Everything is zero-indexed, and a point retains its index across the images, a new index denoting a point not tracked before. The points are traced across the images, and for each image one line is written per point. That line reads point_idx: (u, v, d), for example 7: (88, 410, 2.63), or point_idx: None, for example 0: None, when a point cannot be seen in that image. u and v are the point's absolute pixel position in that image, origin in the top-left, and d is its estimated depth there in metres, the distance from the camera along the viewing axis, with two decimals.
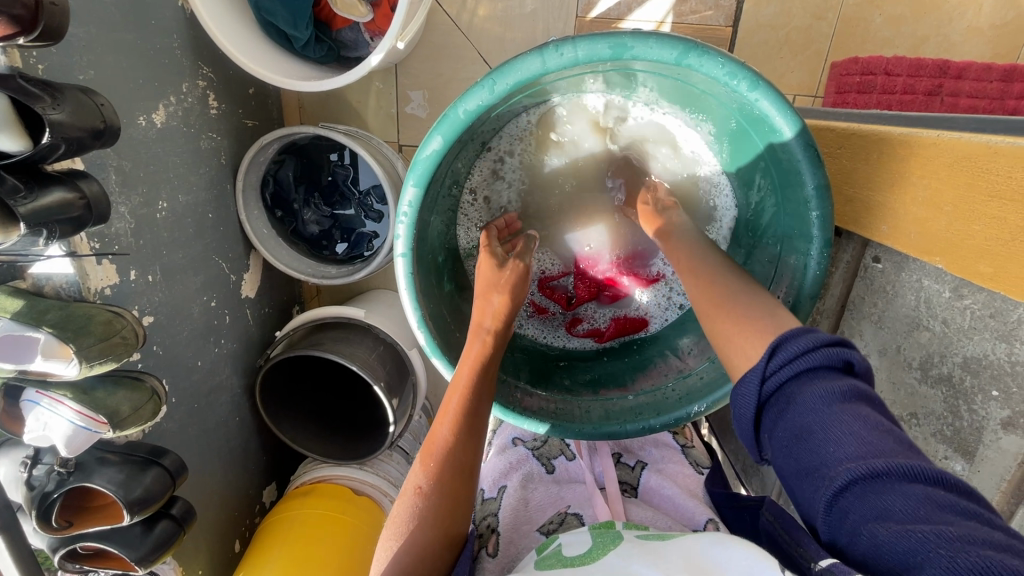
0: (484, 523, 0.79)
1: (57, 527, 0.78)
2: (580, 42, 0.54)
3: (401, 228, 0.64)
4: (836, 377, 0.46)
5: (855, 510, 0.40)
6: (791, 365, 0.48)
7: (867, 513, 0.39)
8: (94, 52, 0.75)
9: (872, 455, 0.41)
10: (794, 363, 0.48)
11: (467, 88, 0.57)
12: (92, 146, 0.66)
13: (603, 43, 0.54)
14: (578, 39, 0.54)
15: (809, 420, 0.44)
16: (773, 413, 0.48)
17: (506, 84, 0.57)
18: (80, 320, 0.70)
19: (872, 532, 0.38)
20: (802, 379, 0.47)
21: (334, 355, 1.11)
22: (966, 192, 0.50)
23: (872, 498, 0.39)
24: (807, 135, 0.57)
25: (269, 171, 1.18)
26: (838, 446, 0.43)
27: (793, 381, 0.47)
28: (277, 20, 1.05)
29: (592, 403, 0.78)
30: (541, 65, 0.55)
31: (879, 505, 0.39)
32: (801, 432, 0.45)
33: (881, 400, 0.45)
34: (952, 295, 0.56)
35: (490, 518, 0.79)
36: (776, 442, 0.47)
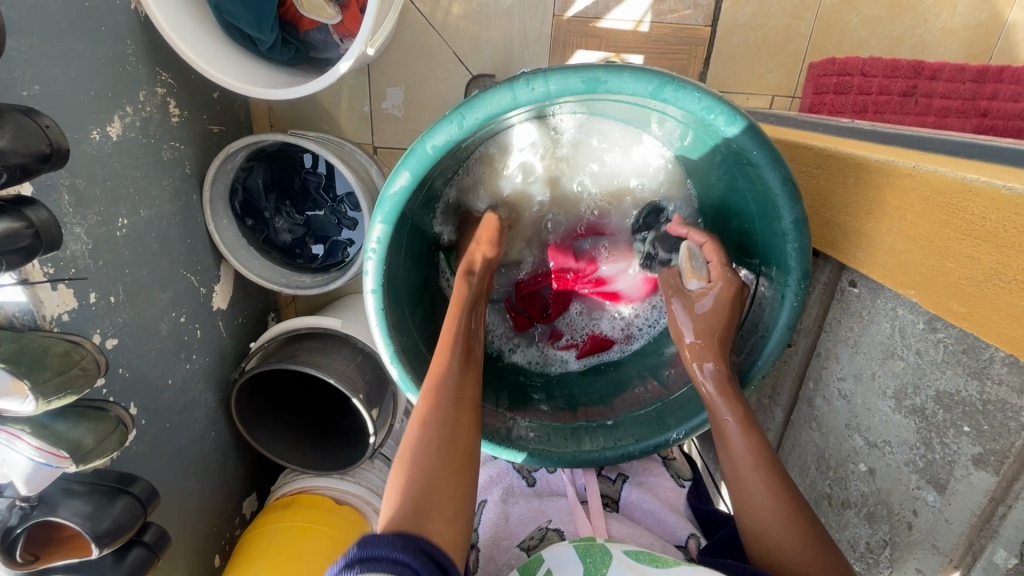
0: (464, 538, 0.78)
1: (23, 562, 0.75)
2: (551, 76, 0.52)
3: (370, 263, 0.62)
4: None
5: None
6: None
7: None
8: (39, 65, 0.70)
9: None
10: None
11: (435, 121, 0.55)
12: (39, 170, 0.62)
13: (575, 77, 0.52)
14: (549, 73, 0.52)
15: None
16: None
17: (475, 119, 0.55)
18: (36, 352, 0.67)
19: None
20: None
21: (311, 369, 1.09)
22: (940, 227, 0.50)
23: None
24: (785, 170, 0.56)
25: (237, 179, 1.14)
26: None
27: None
28: (240, 23, 1.00)
29: (572, 427, 0.77)
30: (511, 99, 0.53)
31: None
32: None
33: None
34: (926, 327, 0.57)
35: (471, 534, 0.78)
36: None
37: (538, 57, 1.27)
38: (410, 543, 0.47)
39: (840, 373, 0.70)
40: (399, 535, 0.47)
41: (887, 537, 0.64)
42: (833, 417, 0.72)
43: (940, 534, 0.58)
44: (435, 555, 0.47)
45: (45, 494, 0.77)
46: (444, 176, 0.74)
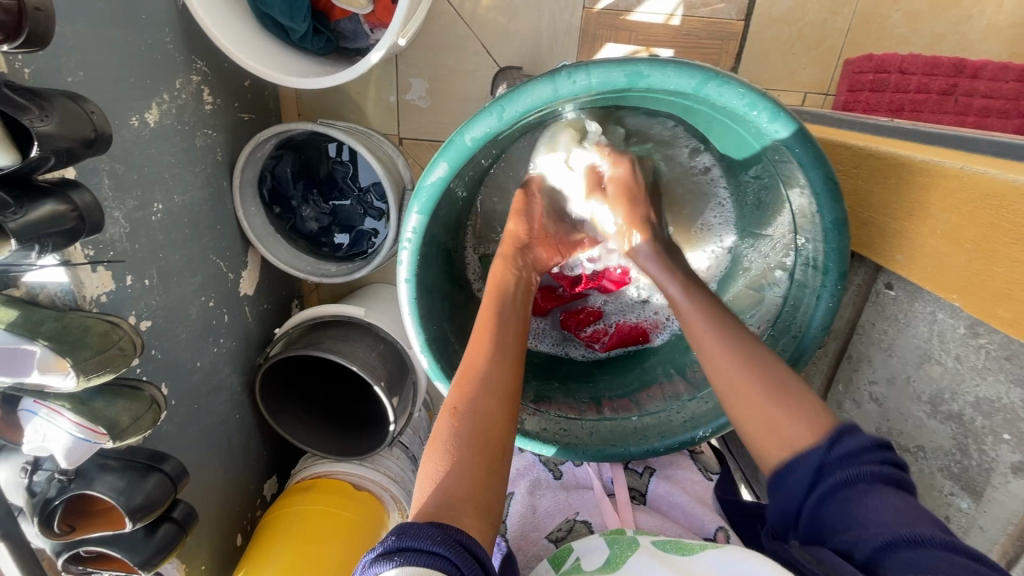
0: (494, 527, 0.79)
1: (59, 533, 0.78)
2: (593, 69, 0.52)
3: (404, 254, 0.62)
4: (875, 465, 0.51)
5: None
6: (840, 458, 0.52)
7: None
8: (83, 53, 0.72)
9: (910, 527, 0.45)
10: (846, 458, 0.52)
11: (474, 113, 0.55)
12: (84, 155, 0.64)
13: (618, 70, 0.51)
14: (591, 66, 0.52)
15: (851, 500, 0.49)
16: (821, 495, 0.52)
17: (515, 111, 0.54)
18: (77, 332, 0.69)
19: None
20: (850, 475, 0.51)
21: (336, 356, 1.11)
22: (988, 230, 0.49)
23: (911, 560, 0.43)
24: (828, 169, 0.55)
25: (266, 167, 1.16)
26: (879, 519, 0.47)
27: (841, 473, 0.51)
28: (273, 12, 1.01)
29: (596, 422, 0.77)
30: (552, 92, 0.53)
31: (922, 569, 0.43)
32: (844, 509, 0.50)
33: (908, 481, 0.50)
34: (967, 332, 0.56)
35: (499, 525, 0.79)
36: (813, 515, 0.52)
37: (567, 50, 1.26)
38: (449, 535, 0.46)
39: (872, 377, 0.69)
40: (434, 525, 0.47)
41: None
42: (863, 420, 0.71)
43: (973, 542, 0.57)
44: (469, 546, 0.47)
45: (82, 468, 0.80)
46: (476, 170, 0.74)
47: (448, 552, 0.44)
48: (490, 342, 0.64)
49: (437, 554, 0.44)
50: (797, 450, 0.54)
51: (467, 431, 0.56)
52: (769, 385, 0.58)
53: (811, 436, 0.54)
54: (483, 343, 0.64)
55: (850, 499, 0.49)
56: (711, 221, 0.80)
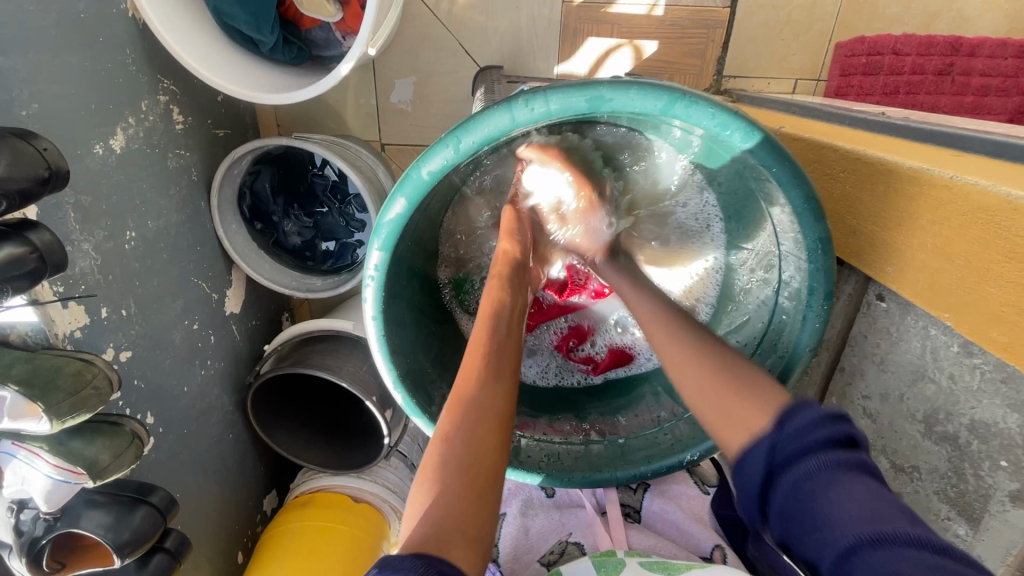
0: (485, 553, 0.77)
1: (49, 571, 0.77)
2: (551, 95, 0.49)
3: (369, 291, 0.60)
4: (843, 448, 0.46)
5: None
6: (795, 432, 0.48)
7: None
8: (37, 83, 0.69)
9: (876, 521, 0.40)
10: (801, 437, 0.47)
11: (429, 146, 0.52)
12: (39, 194, 0.61)
13: (578, 96, 0.49)
14: (549, 92, 0.49)
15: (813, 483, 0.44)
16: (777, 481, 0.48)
17: (473, 141, 0.52)
18: (48, 373, 0.67)
19: None
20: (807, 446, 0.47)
21: (322, 372, 1.09)
22: (979, 247, 0.47)
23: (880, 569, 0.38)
24: (807, 187, 0.52)
25: (245, 184, 1.13)
26: (843, 510, 0.42)
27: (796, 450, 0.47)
28: (239, 25, 0.97)
29: (582, 446, 0.75)
30: (510, 120, 0.50)
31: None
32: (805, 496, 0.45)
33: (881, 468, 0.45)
34: (961, 351, 0.53)
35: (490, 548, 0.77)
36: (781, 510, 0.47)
37: (547, 46, 1.22)
38: (432, 565, 0.40)
39: (865, 391, 0.67)
40: (417, 555, 0.41)
41: None
42: None
43: None
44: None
45: (68, 505, 0.79)
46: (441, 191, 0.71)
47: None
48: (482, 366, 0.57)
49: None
50: (755, 436, 0.51)
51: (459, 458, 0.49)
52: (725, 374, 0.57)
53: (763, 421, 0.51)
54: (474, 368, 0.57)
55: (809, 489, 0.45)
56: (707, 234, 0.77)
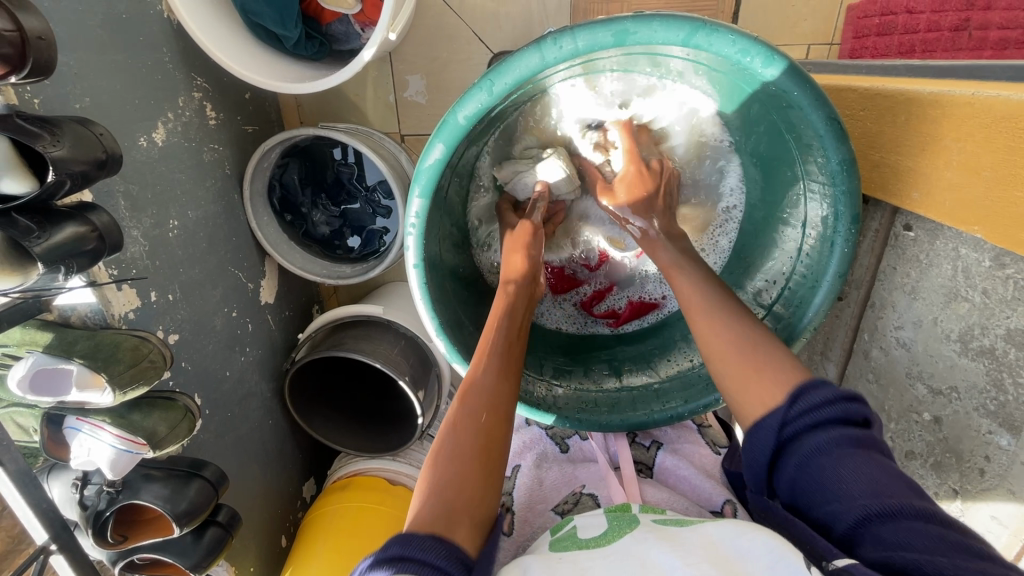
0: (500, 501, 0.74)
1: (113, 542, 0.82)
2: (579, 32, 0.52)
3: (410, 239, 0.63)
4: (850, 427, 0.50)
5: (876, 536, 0.44)
6: (809, 413, 0.51)
7: (887, 539, 0.43)
8: (87, 79, 0.74)
9: (882, 496, 0.45)
10: (813, 413, 0.51)
11: (464, 91, 0.56)
12: (97, 176, 0.66)
13: (604, 31, 0.52)
14: (577, 29, 0.52)
15: (821, 459, 0.49)
16: (789, 458, 0.52)
17: (504, 84, 0.55)
18: (108, 348, 0.72)
19: (882, 541, 0.43)
20: (817, 430, 0.50)
21: (357, 355, 1.12)
22: (1006, 155, 0.48)
23: (888, 526, 0.43)
24: (831, 109, 0.55)
25: (274, 176, 1.18)
26: (850, 483, 0.47)
27: (810, 431, 0.50)
28: (265, 22, 1.02)
29: (617, 394, 0.78)
30: (539, 60, 0.53)
31: (891, 532, 0.43)
32: (818, 475, 0.49)
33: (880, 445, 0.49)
34: (993, 264, 0.55)
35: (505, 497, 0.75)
36: (794, 482, 0.51)
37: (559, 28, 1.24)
38: (457, 556, 0.45)
39: (898, 322, 0.68)
40: (436, 537, 0.46)
41: (956, 487, 0.62)
42: (892, 368, 0.69)
43: (1014, 480, 0.55)
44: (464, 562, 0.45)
45: (128, 479, 0.83)
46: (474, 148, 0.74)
47: (449, 566, 0.44)
48: (497, 354, 0.61)
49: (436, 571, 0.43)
50: (766, 409, 0.53)
51: (472, 440, 0.53)
52: (755, 352, 0.55)
53: (778, 396, 0.53)
54: (491, 353, 0.61)
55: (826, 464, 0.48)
56: (723, 182, 0.79)
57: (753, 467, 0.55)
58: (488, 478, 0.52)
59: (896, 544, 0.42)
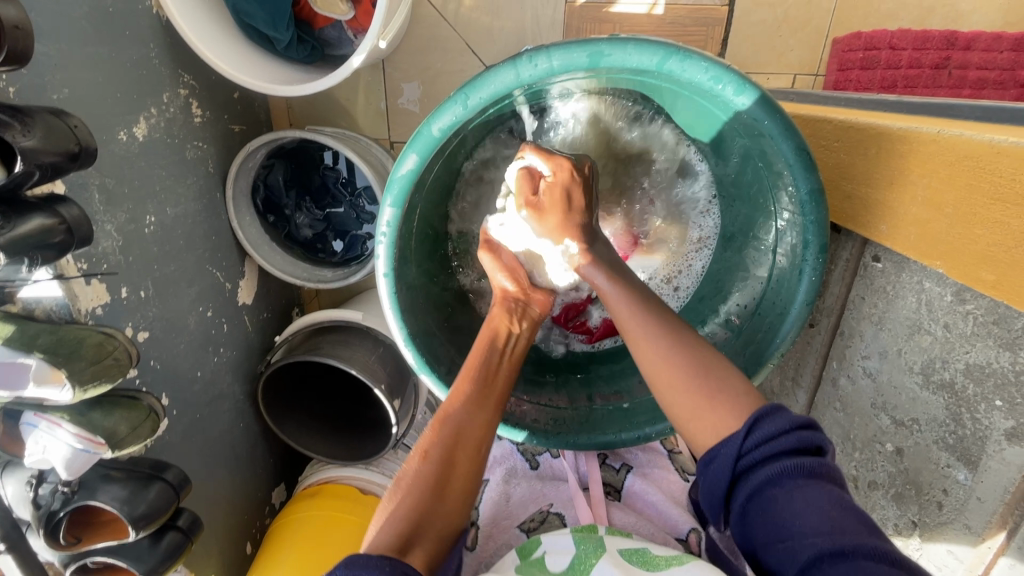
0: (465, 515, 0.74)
1: (65, 544, 0.79)
2: (554, 51, 0.52)
3: (380, 248, 0.63)
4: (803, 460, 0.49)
5: None
6: (761, 448, 0.50)
7: None
8: (68, 70, 0.73)
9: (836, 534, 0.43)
10: (766, 446, 0.50)
11: (439, 104, 0.56)
12: (69, 168, 0.65)
13: (579, 51, 0.52)
14: (552, 48, 0.53)
15: (777, 494, 0.48)
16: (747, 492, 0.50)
17: (480, 97, 0.56)
18: (71, 344, 0.70)
19: None
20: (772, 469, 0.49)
21: (334, 360, 1.11)
22: (966, 194, 0.50)
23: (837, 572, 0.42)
24: (799, 140, 0.56)
25: (259, 176, 1.17)
26: (803, 520, 0.46)
27: (764, 468, 0.50)
28: (256, 22, 1.02)
29: (587, 411, 0.77)
30: (515, 76, 0.54)
31: None
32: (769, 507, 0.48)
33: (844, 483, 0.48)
34: (954, 299, 0.55)
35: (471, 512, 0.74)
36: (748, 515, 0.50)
37: None
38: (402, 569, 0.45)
39: (864, 352, 0.68)
40: (386, 557, 0.46)
41: (916, 517, 0.63)
42: (857, 397, 0.70)
43: (971, 512, 0.57)
44: None
45: (85, 479, 0.81)
46: (453, 158, 0.74)
47: None
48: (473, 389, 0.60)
49: None
50: (722, 439, 0.52)
51: (432, 478, 0.53)
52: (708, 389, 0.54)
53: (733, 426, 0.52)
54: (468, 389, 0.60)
55: (779, 497, 0.48)
56: (696, 205, 0.80)
57: (710, 482, 0.53)
58: (450, 510, 0.53)
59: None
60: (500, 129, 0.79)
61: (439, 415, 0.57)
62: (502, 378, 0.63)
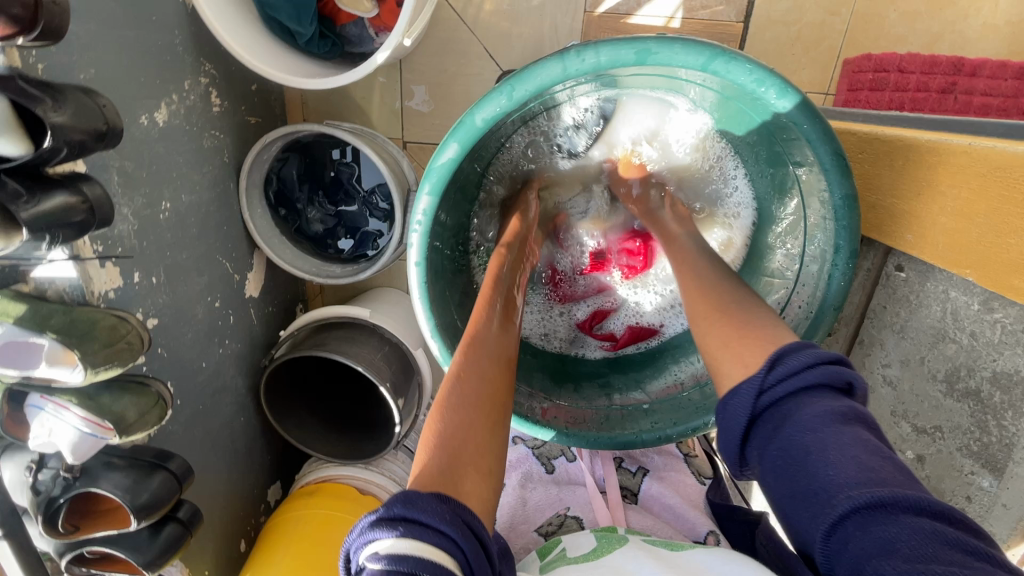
0: None
1: (63, 532, 0.78)
2: (602, 47, 0.53)
3: (415, 237, 0.64)
4: (834, 398, 0.49)
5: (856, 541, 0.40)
6: (788, 382, 0.50)
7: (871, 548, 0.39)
8: (95, 51, 0.73)
9: (872, 479, 0.42)
10: (791, 380, 0.50)
11: (484, 95, 0.57)
12: (94, 148, 0.64)
13: (626, 49, 0.53)
14: (600, 45, 0.53)
15: (807, 439, 0.46)
16: (769, 431, 0.50)
17: (524, 91, 0.56)
18: (84, 325, 0.70)
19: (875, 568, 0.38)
20: (799, 399, 0.49)
21: (340, 356, 1.10)
22: (1000, 206, 0.51)
23: (873, 528, 0.40)
24: (836, 144, 0.57)
25: (273, 169, 1.18)
26: (836, 468, 0.44)
27: (789, 400, 0.50)
28: (281, 15, 1.03)
29: (607, 411, 0.77)
30: (561, 70, 0.54)
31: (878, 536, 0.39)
32: (797, 449, 0.47)
33: (874, 422, 0.47)
34: (981, 308, 0.56)
35: None
36: (768, 458, 0.50)
37: None
38: (460, 516, 0.42)
39: (885, 360, 0.69)
40: (442, 500, 0.42)
41: None
42: (876, 405, 0.71)
43: (995, 520, 0.57)
44: (475, 526, 0.42)
45: (88, 465, 0.79)
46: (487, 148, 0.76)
47: (454, 528, 0.40)
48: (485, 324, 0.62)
49: (443, 531, 0.40)
50: (744, 378, 0.53)
51: (467, 408, 0.52)
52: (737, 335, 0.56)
53: (758, 361, 0.53)
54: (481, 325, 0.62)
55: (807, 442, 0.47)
56: (725, 210, 0.81)
57: (730, 422, 0.53)
58: (488, 434, 0.52)
59: (878, 537, 0.39)
60: (534, 122, 0.81)
61: (458, 352, 0.58)
62: (510, 316, 0.66)
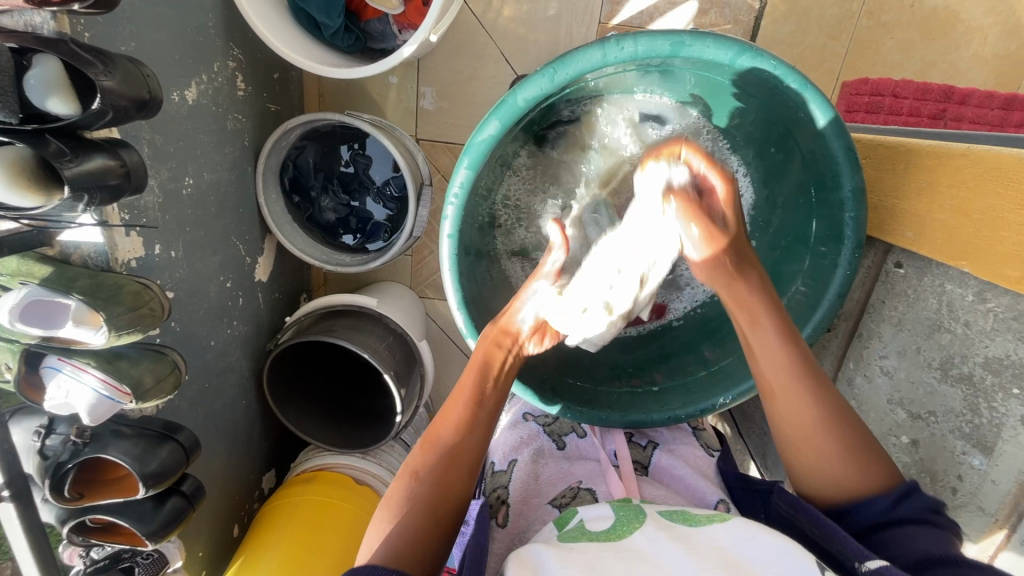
0: (494, 493, 0.76)
1: (70, 497, 0.77)
2: (640, 38, 0.61)
3: (451, 209, 0.70)
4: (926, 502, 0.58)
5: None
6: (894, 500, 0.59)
7: None
8: (136, 25, 0.75)
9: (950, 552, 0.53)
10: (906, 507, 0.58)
11: (528, 76, 0.64)
12: (135, 117, 0.66)
13: (662, 40, 0.61)
14: (639, 36, 0.61)
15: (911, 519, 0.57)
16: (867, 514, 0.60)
17: (566, 74, 0.64)
18: (110, 289, 0.71)
19: None
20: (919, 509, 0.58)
21: (345, 342, 1.11)
22: (996, 202, 0.57)
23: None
24: (847, 140, 0.66)
25: (290, 156, 1.21)
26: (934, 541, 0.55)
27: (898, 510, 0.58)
28: (310, 7, 1.06)
29: (619, 393, 0.84)
30: (602, 57, 0.62)
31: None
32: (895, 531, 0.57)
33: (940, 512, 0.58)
34: (975, 298, 0.61)
35: (500, 489, 0.76)
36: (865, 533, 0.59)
37: None
38: None
39: (882, 351, 0.74)
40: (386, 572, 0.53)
41: None
42: (873, 395, 0.75)
43: (986, 495, 0.61)
44: None
45: (97, 431, 0.80)
46: (521, 141, 0.82)
47: None
48: (461, 415, 0.67)
49: None
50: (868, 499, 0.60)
51: (424, 500, 0.61)
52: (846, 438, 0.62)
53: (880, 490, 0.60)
54: (459, 414, 0.67)
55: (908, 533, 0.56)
56: None
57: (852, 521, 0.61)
58: (442, 523, 0.61)
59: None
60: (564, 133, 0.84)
61: (430, 439, 0.65)
62: (487, 405, 0.68)
